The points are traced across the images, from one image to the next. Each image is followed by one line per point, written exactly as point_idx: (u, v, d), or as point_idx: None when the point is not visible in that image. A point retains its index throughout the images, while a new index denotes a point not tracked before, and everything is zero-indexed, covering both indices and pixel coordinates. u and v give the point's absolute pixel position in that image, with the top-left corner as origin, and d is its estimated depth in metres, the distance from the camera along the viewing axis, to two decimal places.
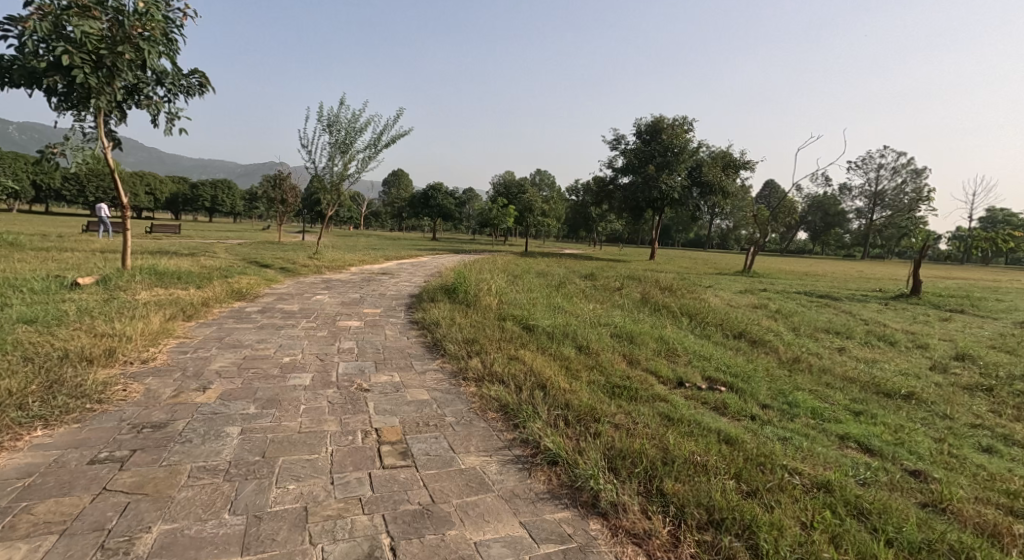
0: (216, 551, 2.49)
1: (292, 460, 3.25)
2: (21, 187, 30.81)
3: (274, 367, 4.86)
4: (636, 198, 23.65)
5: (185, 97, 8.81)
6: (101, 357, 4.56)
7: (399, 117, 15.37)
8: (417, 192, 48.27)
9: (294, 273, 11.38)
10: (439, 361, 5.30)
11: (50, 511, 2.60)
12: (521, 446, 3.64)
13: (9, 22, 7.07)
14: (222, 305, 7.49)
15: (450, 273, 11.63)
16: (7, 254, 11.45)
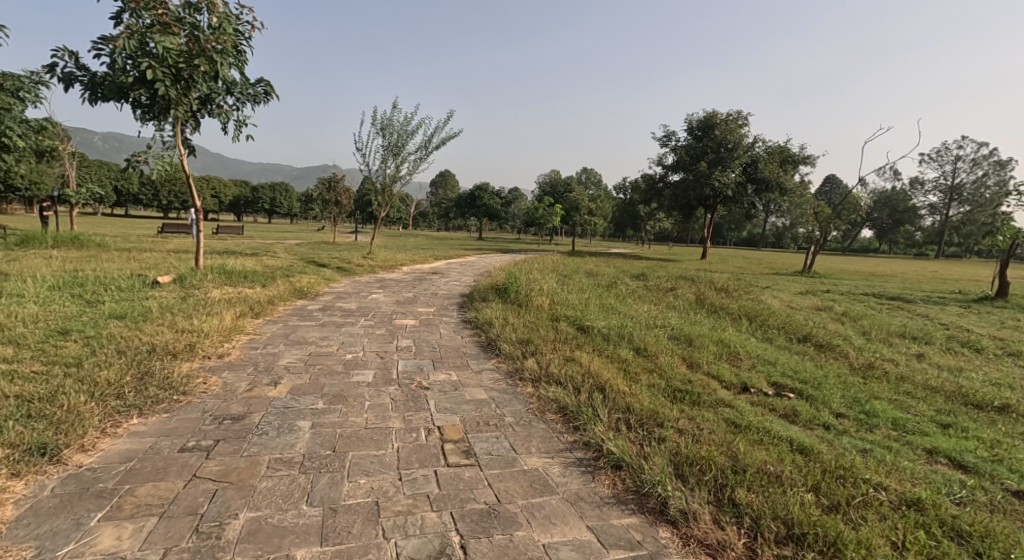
0: (298, 540, 2.60)
1: (362, 455, 3.35)
2: (101, 193, 33.34)
3: (337, 364, 5.03)
4: (687, 196, 23.00)
5: (252, 105, 9.27)
6: (183, 351, 4.86)
7: (450, 119, 15.57)
8: (464, 193, 48.79)
9: (351, 272, 11.74)
10: (494, 361, 5.33)
11: (149, 494, 2.79)
12: (583, 449, 3.60)
13: (102, 42, 7.66)
14: (286, 303, 7.84)
15: (500, 272, 11.67)
16: (96, 254, 12.37)
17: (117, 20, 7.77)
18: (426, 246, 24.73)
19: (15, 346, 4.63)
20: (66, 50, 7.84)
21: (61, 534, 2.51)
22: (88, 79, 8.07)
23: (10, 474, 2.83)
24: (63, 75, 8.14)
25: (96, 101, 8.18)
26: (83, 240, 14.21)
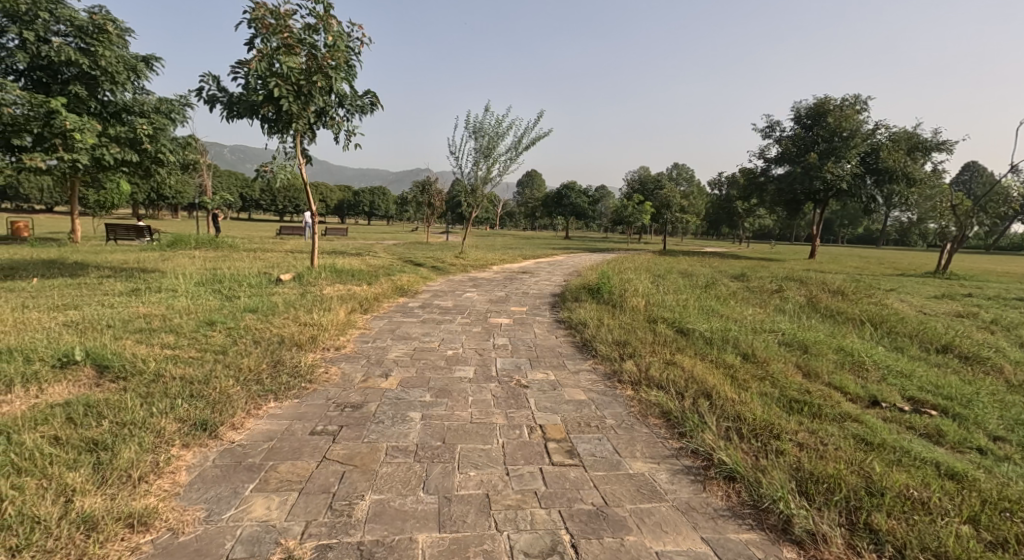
0: (419, 524, 2.74)
1: (469, 448, 3.47)
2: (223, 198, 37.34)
3: (440, 359, 5.25)
4: (793, 190, 21.30)
5: (360, 115, 9.90)
6: (307, 343, 5.31)
7: (540, 118, 15.56)
8: (550, 192, 48.86)
9: (446, 272, 12.16)
10: (591, 361, 5.30)
11: (290, 471, 3.08)
12: (691, 456, 3.47)
13: (239, 66, 8.55)
14: (390, 300, 8.30)
15: (592, 272, 11.52)
16: (228, 254, 13.83)
17: (251, 45, 8.63)
18: (514, 246, 24.45)
19: (173, 334, 5.29)
20: (210, 76, 8.83)
21: (224, 500, 2.82)
22: (227, 99, 9.04)
23: (180, 445, 3.24)
24: (207, 97, 9.18)
25: (232, 118, 9.14)
26: (218, 241, 15.94)
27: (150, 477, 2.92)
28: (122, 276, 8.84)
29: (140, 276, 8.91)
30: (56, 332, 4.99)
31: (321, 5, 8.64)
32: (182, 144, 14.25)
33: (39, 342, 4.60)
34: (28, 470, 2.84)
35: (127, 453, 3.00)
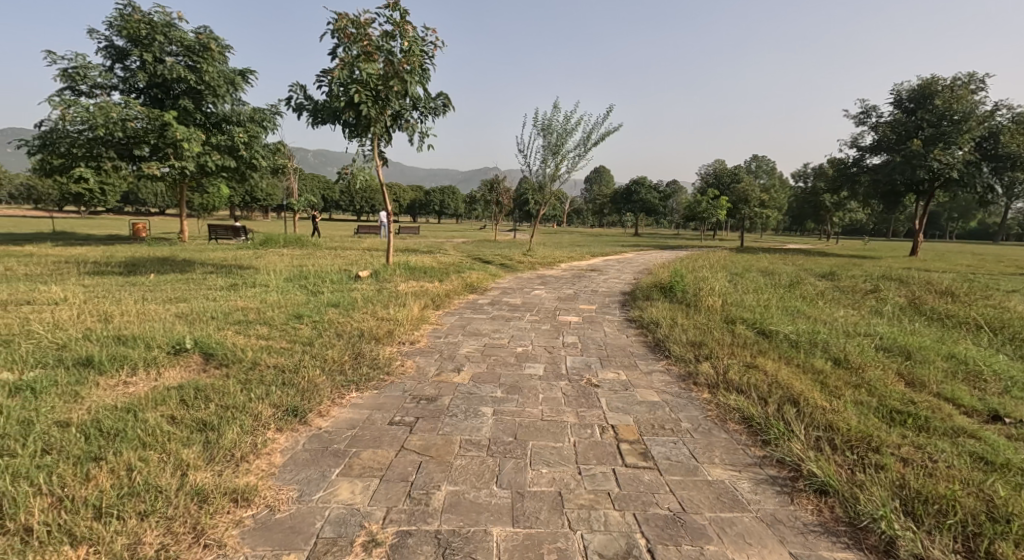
0: (493, 518, 2.79)
1: (541, 445, 3.49)
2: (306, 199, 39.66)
3: (510, 356, 5.30)
4: (892, 181, 19.66)
5: (433, 117, 10.17)
6: (385, 337, 5.53)
7: (609, 113, 15.29)
8: (619, 188, 48.03)
9: (514, 269, 12.26)
10: (665, 362, 5.16)
11: (371, 459, 3.23)
12: (776, 466, 3.30)
13: (323, 75, 9.02)
14: (460, 297, 8.47)
15: (664, 270, 11.23)
16: (312, 252, 14.65)
17: (333, 55, 9.08)
18: (583, 246, 21.73)
19: (266, 326, 5.68)
20: (297, 85, 9.37)
21: (314, 481, 3.00)
22: (312, 107, 9.56)
23: (275, 429, 3.48)
24: (294, 105, 9.75)
25: (317, 124, 9.65)
26: (303, 240, 16.94)
27: (250, 457, 3.15)
28: (222, 272, 9.57)
29: (236, 272, 9.61)
30: (169, 322, 5.50)
31: (397, 12, 8.93)
32: (272, 149, 15.27)
33: (155, 331, 5.09)
34: (151, 444, 3.14)
35: (231, 434, 3.26)
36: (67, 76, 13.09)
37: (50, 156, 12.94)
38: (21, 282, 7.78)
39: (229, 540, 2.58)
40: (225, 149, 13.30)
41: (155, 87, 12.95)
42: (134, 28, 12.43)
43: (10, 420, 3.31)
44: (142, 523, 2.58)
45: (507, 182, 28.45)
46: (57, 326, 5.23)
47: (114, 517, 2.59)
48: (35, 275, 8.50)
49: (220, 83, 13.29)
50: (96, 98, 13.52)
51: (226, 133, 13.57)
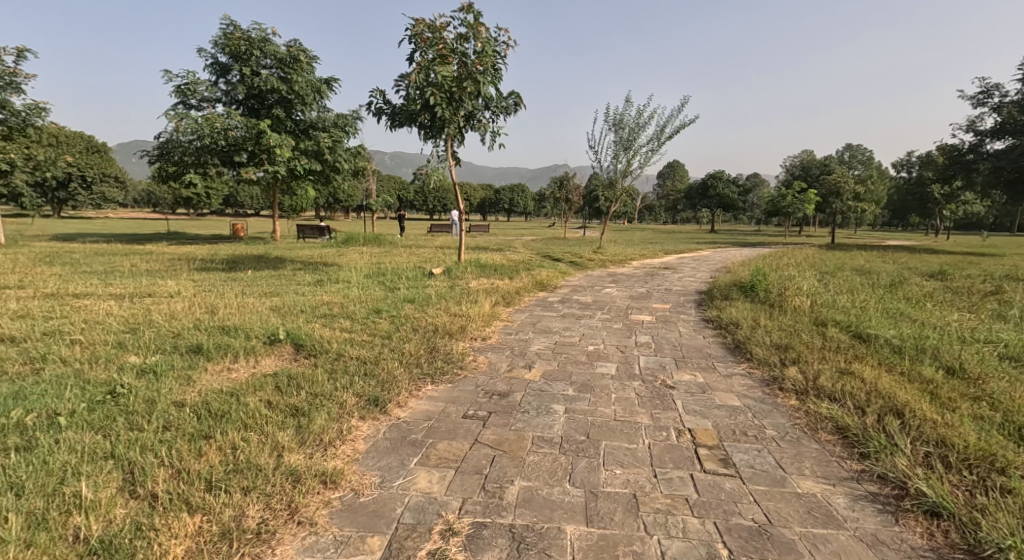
0: (566, 516, 2.78)
1: (614, 445, 3.43)
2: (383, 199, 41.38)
3: (581, 354, 5.26)
4: (1018, 167, 17.63)
5: (505, 116, 10.26)
6: (457, 332, 5.65)
7: (685, 105, 14.79)
8: (695, 183, 46.45)
9: (585, 267, 12.13)
10: (746, 365, 4.93)
11: (447, 451, 3.31)
12: (876, 482, 3.07)
13: (400, 79, 9.33)
14: (530, 294, 8.50)
15: (744, 268, 10.74)
16: (389, 250, 15.21)
17: (410, 59, 9.36)
18: (665, 247, 19.16)
19: (348, 320, 5.98)
20: (377, 91, 9.75)
21: (394, 469, 3.12)
22: (391, 111, 9.93)
23: (359, 417, 3.65)
24: (374, 109, 10.15)
25: (395, 127, 9.99)
26: (381, 238, 17.64)
27: (336, 442, 3.33)
28: (309, 269, 10.14)
29: (322, 269, 10.14)
30: (265, 314, 5.93)
31: (471, 14, 9.08)
32: (353, 152, 16.02)
33: (253, 322, 5.50)
34: (252, 426, 3.39)
35: (320, 420, 3.46)
36: (179, 92, 14.36)
37: (165, 164, 14.27)
38: (141, 277, 8.61)
39: (320, 518, 2.72)
40: (311, 154, 14.22)
41: (252, 98, 13.95)
42: (235, 44, 13.45)
43: (138, 399, 3.69)
44: (246, 498, 2.77)
45: (578, 179, 28.19)
46: (172, 316, 5.76)
47: (223, 490, 2.80)
48: (153, 271, 9.43)
49: (308, 92, 14.10)
50: (203, 110, 14.74)
51: (313, 139, 14.47)
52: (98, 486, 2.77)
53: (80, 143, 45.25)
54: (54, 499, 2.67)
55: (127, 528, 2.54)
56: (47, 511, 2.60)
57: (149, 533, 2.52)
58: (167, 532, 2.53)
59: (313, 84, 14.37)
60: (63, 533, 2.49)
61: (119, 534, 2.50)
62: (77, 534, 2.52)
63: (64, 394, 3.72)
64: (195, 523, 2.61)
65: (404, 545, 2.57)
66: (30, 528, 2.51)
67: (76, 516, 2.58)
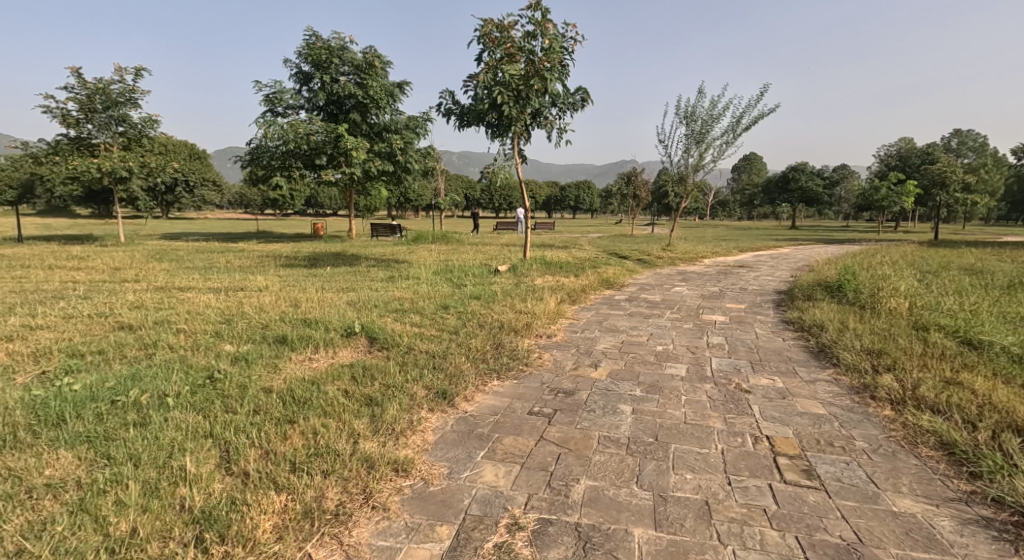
0: (633, 518, 2.71)
1: (684, 449, 3.31)
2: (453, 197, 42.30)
3: (650, 354, 5.12)
4: None
5: (571, 113, 10.18)
6: (523, 329, 5.66)
7: (763, 94, 14.06)
8: (775, 176, 44.21)
9: (653, 265, 11.83)
10: (831, 370, 4.62)
11: (513, 446, 3.32)
12: (988, 505, 2.79)
13: (469, 80, 9.45)
14: (597, 292, 8.39)
15: (828, 267, 10.08)
16: (456, 248, 15.48)
17: (479, 59, 9.46)
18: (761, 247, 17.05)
19: (418, 315, 6.14)
20: (447, 92, 9.94)
21: (462, 461, 3.17)
22: (459, 111, 10.10)
23: (427, 409, 3.74)
24: (443, 110, 10.36)
25: (463, 127, 10.15)
26: (449, 235, 17.99)
27: (407, 432, 3.42)
28: (382, 265, 10.52)
29: (394, 265, 10.48)
30: (342, 308, 6.20)
31: (538, 12, 9.05)
32: (423, 152, 16.46)
33: (332, 315, 5.76)
34: (331, 413, 3.55)
35: (392, 410, 3.57)
36: (267, 100, 15.29)
37: (255, 168, 15.27)
38: (235, 272, 9.26)
39: (392, 504, 2.80)
40: (384, 156, 14.74)
41: (331, 104, 14.62)
42: (316, 54, 14.14)
43: (233, 384, 3.96)
44: (326, 480, 2.89)
45: (647, 174, 27.54)
46: (261, 309, 6.16)
47: (305, 472, 2.94)
48: (244, 267, 10.12)
49: (382, 96, 14.58)
50: (288, 117, 15.62)
51: (386, 141, 14.98)
52: (199, 462, 2.98)
53: (183, 150, 49.45)
54: (165, 471, 2.90)
55: (223, 501, 2.70)
56: (158, 481, 2.82)
57: (242, 506, 2.67)
58: (257, 507, 2.67)
59: (386, 88, 14.87)
60: (171, 502, 2.69)
61: (216, 506, 2.67)
62: (183, 503, 2.71)
63: (171, 377, 4.06)
64: (280, 501, 2.74)
65: (471, 536, 2.60)
66: (145, 495, 2.73)
67: (182, 487, 2.78)
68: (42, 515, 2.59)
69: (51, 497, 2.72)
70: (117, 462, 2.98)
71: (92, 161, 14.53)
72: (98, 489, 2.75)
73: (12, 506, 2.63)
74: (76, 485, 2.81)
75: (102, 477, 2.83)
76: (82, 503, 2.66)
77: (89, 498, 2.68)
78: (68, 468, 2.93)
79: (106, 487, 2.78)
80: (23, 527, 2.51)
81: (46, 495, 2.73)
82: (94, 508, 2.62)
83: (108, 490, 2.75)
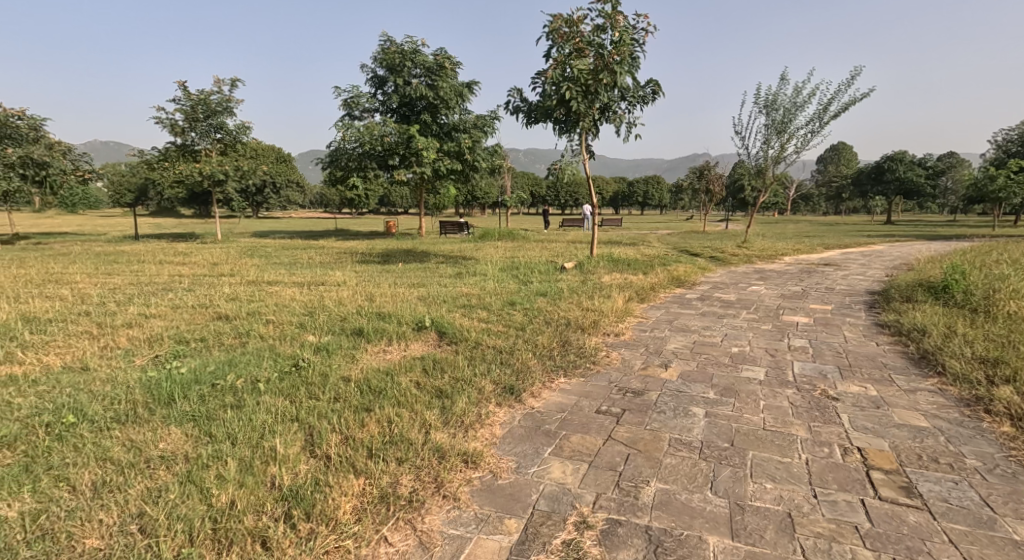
0: (708, 526, 2.59)
1: (764, 457, 3.13)
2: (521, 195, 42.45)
3: (724, 356, 4.89)
4: None
5: (641, 106, 9.90)
6: (590, 327, 5.58)
7: (856, 78, 13.07)
8: (868, 167, 41.07)
9: (726, 263, 11.34)
10: (934, 380, 4.22)
11: (581, 444, 3.27)
12: None
13: (538, 76, 9.42)
14: (666, 290, 8.14)
15: (930, 266, 9.24)
16: (522, 245, 15.49)
17: (547, 56, 9.41)
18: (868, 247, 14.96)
19: (485, 311, 6.20)
20: (516, 90, 9.97)
21: (529, 456, 3.16)
22: (527, 108, 10.09)
23: (495, 403, 3.76)
24: (511, 108, 10.41)
25: (531, 124, 10.14)
26: (516, 232, 18.06)
27: (476, 425, 3.45)
28: (450, 262, 10.71)
29: (462, 262, 10.64)
30: (413, 303, 6.36)
31: (608, 4, 8.87)
32: (490, 150, 16.64)
33: (404, 310, 5.92)
34: (404, 403, 3.64)
35: (462, 403, 3.62)
36: (345, 104, 15.96)
37: (334, 170, 16.02)
38: (315, 268, 9.74)
39: (463, 495, 2.84)
40: (453, 155, 15.01)
41: (404, 106, 15.08)
42: (391, 58, 14.60)
43: (315, 372, 4.16)
44: (400, 468, 2.97)
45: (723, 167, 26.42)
46: (338, 302, 6.43)
47: (381, 459, 3.03)
48: (323, 263, 10.64)
49: (452, 96, 14.88)
50: (364, 120, 16.24)
51: (456, 141, 15.26)
52: (287, 443, 3.15)
53: (270, 153, 52.69)
54: (258, 451, 3.08)
55: (308, 482, 2.83)
56: (253, 459, 3.00)
57: (325, 487, 2.78)
58: (339, 488, 2.77)
59: (455, 88, 15.13)
60: (262, 479, 2.85)
61: (302, 485, 2.80)
62: (273, 481, 2.86)
63: (262, 364, 4.32)
64: (359, 485, 2.83)
65: (540, 531, 2.58)
66: (242, 472, 2.91)
67: (272, 466, 2.93)
68: (158, 483, 2.81)
69: (164, 467, 2.95)
70: (217, 439, 3.21)
71: (195, 166, 15.76)
72: (202, 463, 2.96)
73: (134, 473, 2.88)
74: (183, 458, 3.03)
75: (206, 453, 3.04)
76: (190, 475, 2.87)
77: (195, 471, 2.89)
78: (177, 442, 3.17)
79: (209, 462, 2.98)
80: (143, 492, 2.73)
81: (160, 465, 2.97)
82: (199, 480, 2.81)
83: (211, 465, 2.95)
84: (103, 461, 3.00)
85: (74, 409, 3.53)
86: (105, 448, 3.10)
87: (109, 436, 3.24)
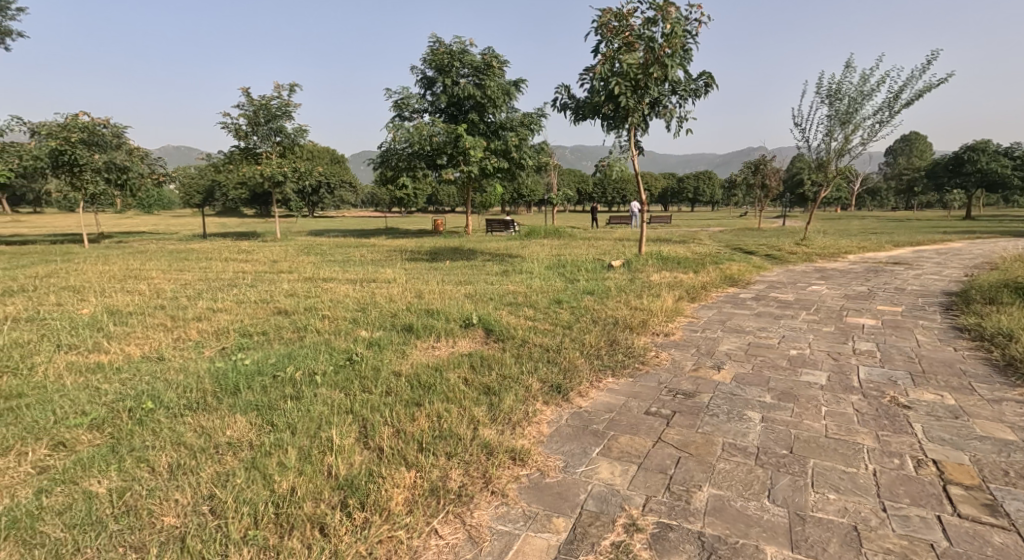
0: (767, 535, 2.48)
1: (826, 466, 2.97)
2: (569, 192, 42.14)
3: (782, 359, 4.68)
4: None
5: (693, 100, 9.61)
6: (638, 326, 5.46)
7: (930, 63, 12.24)
8: (943, 159, 38.48)
9: (783, 261, 10.87)
10: (1020, 390, 3.89)
11: (630, 445, 3.20)
12: None
13: (586, 72, 9.31)
14: (718, 289, 7.88)
15: (1015, 266, 8.55)
16: (569, 243, 15.37)
17: (596, 51, 9.27)
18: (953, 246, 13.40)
19: (532, 308, 6.17)
20: (564, 87, 9.88)
21: (577, 455, 3.11)
22: (575, 105, 9.99)
23: (542, 401, 3.72)
24: (559, 105, 10.33)
25: (578, 121, 10.03)
26: (562, 230, 17.96)
27: (523, 423, 3.43)
28: (497, 260, 10.75)
29: (508, 260, 10.66)
30: (460, 300, 6.41)
31: None
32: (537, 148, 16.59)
33: (451, 307, 5.97)
34: (453, 398, 3.67)
35: (509, 400, 3.61)
36: (395, 105, 16.28)
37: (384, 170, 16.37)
38: (366, 265, 9.98)
39: (511, 491, 2.82)
40: (501, 153, 15.07)
41: (453, 106, 15.25)
42: (439, 59, 14.82)
43: (367, 366, 4.25)
44: (449, 462, 2.99)
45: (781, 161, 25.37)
46: (388, 299, 6.55)
47: (430, 453, 3.06)
48: (374, 260, 10.89)
49: (499, 95, 14.93)
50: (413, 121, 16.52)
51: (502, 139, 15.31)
52: (342, 434, 3.22)
53: (326, 155, 54.41)
54: (316, 440, 3.17)
55: (362, 472, 2.89)
56: (311, 449, 3.08)
57: (379, 478, 2.83)
58: (391, 480, 2.81)
59: (502, 87, 15.17)
60: (319, 468, 2.92)
61: (356, 475, 2.86)
62: (329, 470, 2.93)
63: (318, 357, 4.46)
64: (410, 477, 2.87)
65: (588, 532, 2.53)
66: (301, 460, 3.00)
67: (329, 456, 3.01)
68: (226, 468, 2.93)
69: (231, 453, 3.08)
70: (278, 428, 3.32)
71: (257, 168, 16.43)
72: (265, 451, 3.07)
73: (204, 457, 3.01)
74: (249, 445, 3.16)
75: (268, 441, 3.15)
76: (254, 461, 2.98)
77: (258, 458, 3.00)
78: (243, 430, 3.30)
79: (271, 450, 3.09)
80: (212, 475, 2.86)
81: (228, 451, 3.10)
82: (262, 466, 2.92)
83: (273, 453, 3.06)
84: (177, 445, 3.15)
85: (152, 396, 3.74)
86: (179, 433, 3.26)
87: (182, 422, 3.41)
